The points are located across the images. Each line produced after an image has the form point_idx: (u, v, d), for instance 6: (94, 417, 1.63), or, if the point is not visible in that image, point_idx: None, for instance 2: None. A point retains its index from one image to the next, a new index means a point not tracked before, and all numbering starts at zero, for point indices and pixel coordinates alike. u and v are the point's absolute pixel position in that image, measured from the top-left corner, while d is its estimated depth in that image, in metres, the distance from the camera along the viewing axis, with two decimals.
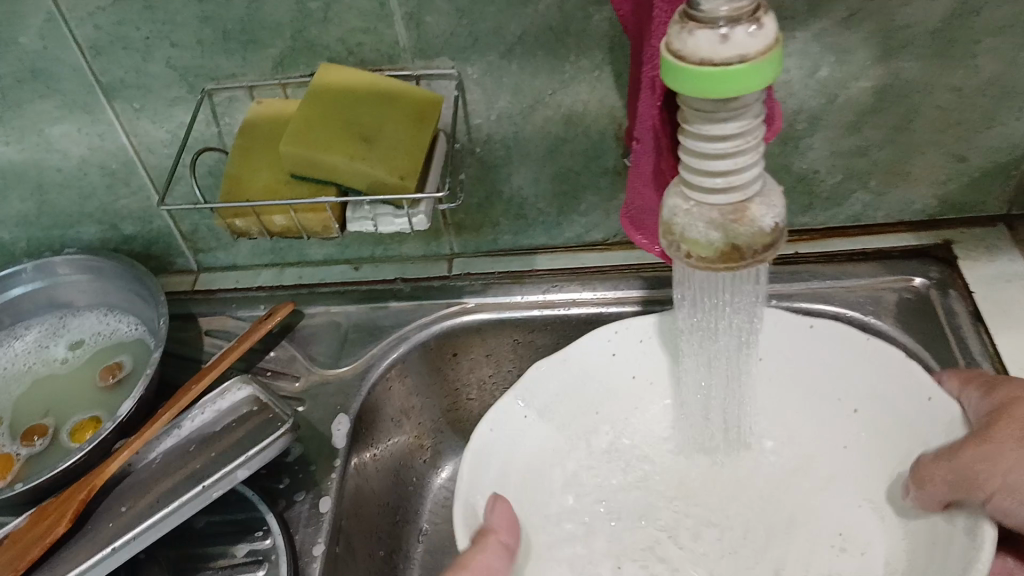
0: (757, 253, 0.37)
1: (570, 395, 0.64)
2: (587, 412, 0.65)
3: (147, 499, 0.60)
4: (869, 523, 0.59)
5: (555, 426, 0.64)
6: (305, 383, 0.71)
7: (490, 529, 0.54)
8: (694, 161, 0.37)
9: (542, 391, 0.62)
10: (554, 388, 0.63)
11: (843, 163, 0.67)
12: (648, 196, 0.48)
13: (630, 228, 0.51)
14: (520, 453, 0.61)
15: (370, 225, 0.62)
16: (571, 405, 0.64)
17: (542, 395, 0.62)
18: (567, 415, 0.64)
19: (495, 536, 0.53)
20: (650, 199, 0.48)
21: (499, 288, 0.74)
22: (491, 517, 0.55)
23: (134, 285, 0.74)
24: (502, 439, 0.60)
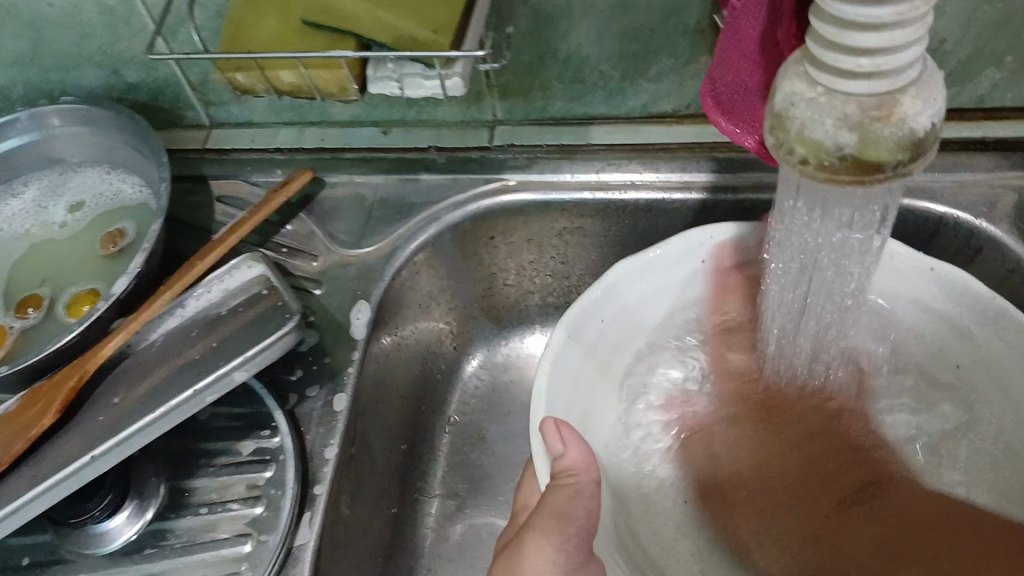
0: (900, 166, 0.28)
1: (619, 324, 0.57)
2: (627, 344, 0.59)
3: (140, 390, 0.54)
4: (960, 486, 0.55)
5: (602, 364, 0.57)
6: (324, 264, 0.63)
7: (572, 468, 0.48)
8: (833, 34, 0.26)
9: (589, 329, 0.55)
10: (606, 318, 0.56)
11: (978, 35, 0.53)
12: (747, 73, 0.38)
13: (716, 112, 0.40)
14: (577, 397, 0.55)
15: (395, 86, 0.54)
16: (620, 334, 0.58)
17: (593, 327, 0.55)
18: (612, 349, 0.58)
19: (586, 477, 0.48)
20: (749, 74, 0.38)
21: (547, 164, 0.64)
22: (565, 452, 0.48)
23: (136, 142, 0.65)
24: (560, 383, 0.53)
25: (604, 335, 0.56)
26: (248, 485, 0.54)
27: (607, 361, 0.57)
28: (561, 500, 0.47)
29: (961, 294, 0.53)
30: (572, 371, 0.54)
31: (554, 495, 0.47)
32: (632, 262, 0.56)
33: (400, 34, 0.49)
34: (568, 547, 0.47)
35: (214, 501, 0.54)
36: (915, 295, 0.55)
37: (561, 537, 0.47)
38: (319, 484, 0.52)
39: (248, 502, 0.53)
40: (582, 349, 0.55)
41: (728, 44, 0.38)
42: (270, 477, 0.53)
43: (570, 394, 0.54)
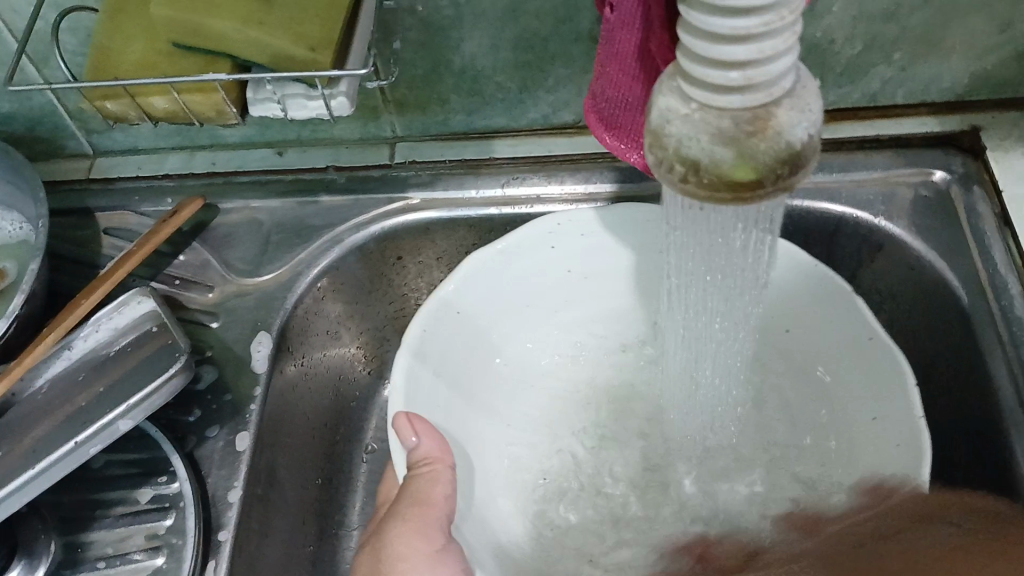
0: (779, 180, 0.27)
1: (467, 334, 0.56)
2: (487, 352, 0.58)
3: (22, 444, 0.51)
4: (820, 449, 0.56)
5: (457, 380, 0.55)
6: (221, 295, 0.60)
7: (429, 458, 0.47)
8: (702, 47, 0.25)
9: (443, 341, 0.54)
10: (451, 332, 0.54)
11: (864, 32, 0.54)
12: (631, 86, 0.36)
13: (600, 128, 0.38)
14: (439, 414, 0.52)
15: (276, 108, 0.51)
16: (471, 344, 0.56)
17: (440, 342, 0.54)
18: (470, 359, 0.56)
19: (443, 464, 0.47)
20: (632, 88, 0.36)
21: (451, 180, 0.63)
22: (420, 444, 0.47)
23: (11, 176, 0.61)
24: (423, 402, 0.51)
25: (451, 350, 0.55)
26: (147, 535, 0.51)
27: (465, 373, 0.56)
28: (425, 488, 0.46)
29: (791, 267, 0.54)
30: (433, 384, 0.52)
31: (413, 486, 0.46)
32: (479, 260, 0.55)
33: (277, 54, 0.47)
34: (433, 535, 0.45)
35: (112, 553, 0.51)
36: None
37: (425, 523, 0.45)
38: (223, 529, 0.50)
39: (148, 553, 0.51)
40: (438, 364, 0.53)
41: (606, 57, 0.37)
42: (170, 526, 0.51)
43: (434, 412, 0.52)
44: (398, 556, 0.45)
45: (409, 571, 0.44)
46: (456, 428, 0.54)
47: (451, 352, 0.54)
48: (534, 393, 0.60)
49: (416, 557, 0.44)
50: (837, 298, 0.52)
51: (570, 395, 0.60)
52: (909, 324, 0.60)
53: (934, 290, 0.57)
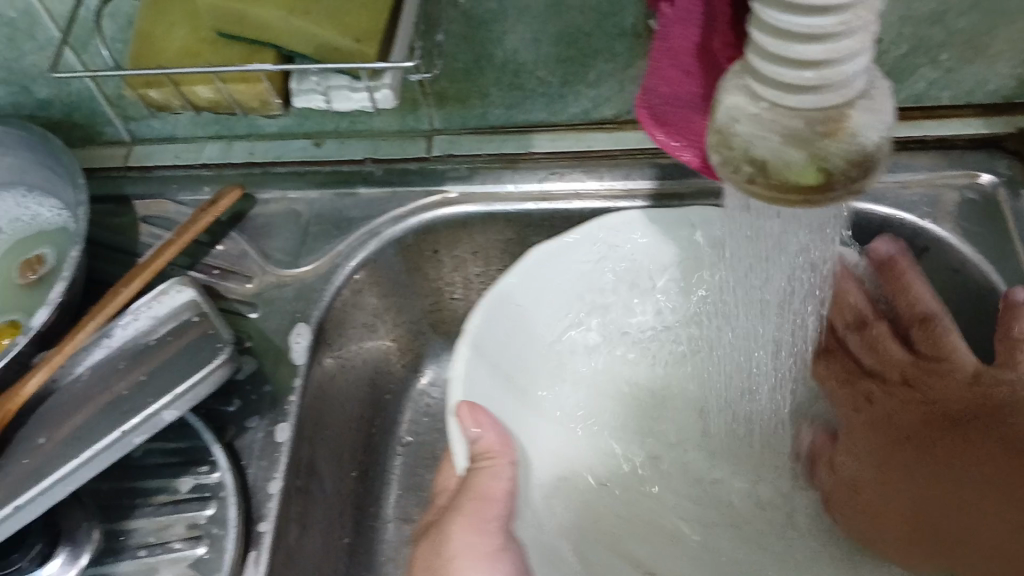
0: (849, 184, 0.27)
1: (518, 330, 0.54)
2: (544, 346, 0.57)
3: (64, 430, 0.51)
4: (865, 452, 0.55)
5: (512, 373, 0.54)
6: (259, 285, 0.60)
7: (489, 453, 0.47)
8: (773, 44, 0.25)
9: (499, 336, 0.53)
10: (504, 327, 0.53)
11: (913, 32, 0.53)
12: (681, 83, 0.36)
13: (651, 123, 0.38)
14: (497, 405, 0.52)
15: (320, 98, 0.52)
16: (523, 337, 0.55)
17: (495, 339, 0.52)
18: (526, 353, 0.55)
19: (505, 460, 0.48)
20: (683, 85, 0.36)
21: (489, 174, 0.62)
22: (481, 435, 0.48)
23: (50, 163, 0.62)
24: (482, 395, 0.51)
25: (504, 347, 0.53)
26: (189, 524, 0.51)
27: (518, 365, 0.55)
28: (479, 480, 0.46)
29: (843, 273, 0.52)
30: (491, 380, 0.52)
31: (473, 479, 0.47)
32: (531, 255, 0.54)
33: (323, 45, 0.46)
34: (491, 530, 0.46)
35: (153, 543, 0.51)
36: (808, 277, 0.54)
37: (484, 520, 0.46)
38: (263, 520, 0.51)
39: (189, 543, 0.51)
40: (494, 358, 0.52)
41: (660, 53, 0.37)
42: (211, 516, 0.51)
43: (492, 403, 0.52)
44: (455, 554, 0.46)
45: (463, 568, 0.46)
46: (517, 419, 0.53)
47: (503, 350, 0.53)
48: (590, 387, 0.59)
49: (477, 554, 0.45)
50: None
51: (624, 387, 0.60)
52: None
53: (979, 297, 0.56)
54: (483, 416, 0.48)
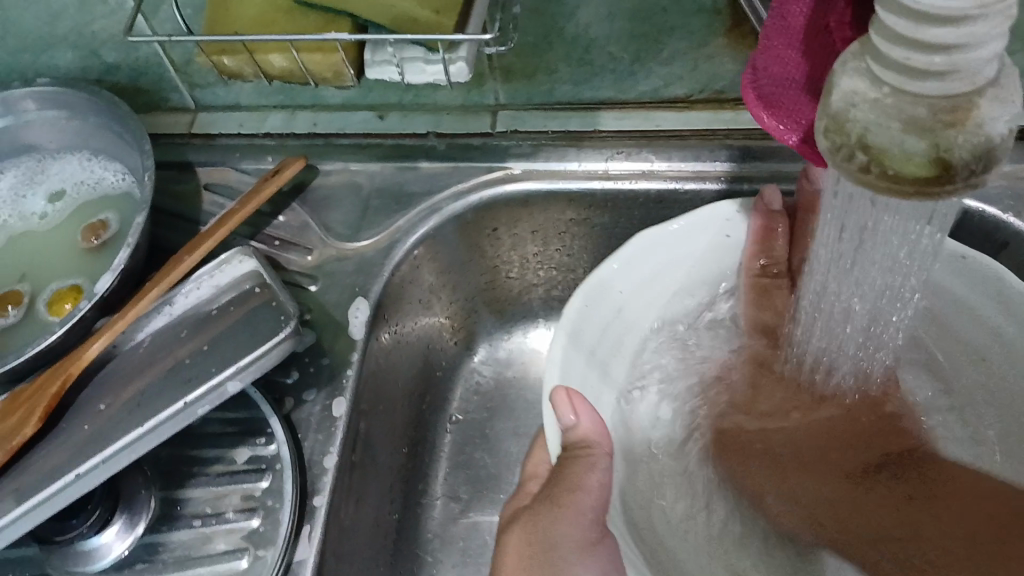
0: (971, 176, 0.24)
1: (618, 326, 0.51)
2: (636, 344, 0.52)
3: (126, 395, 0.51)
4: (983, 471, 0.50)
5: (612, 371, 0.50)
6: (319, 258, 0.60)
7: (584, 442, 0.45)
8: (904, 26, 0.23)
9: (600, 329, 0.49)
10: (604, 321, 0.50)
11: None
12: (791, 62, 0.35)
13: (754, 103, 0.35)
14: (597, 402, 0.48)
15: (394, 71, 0.50)
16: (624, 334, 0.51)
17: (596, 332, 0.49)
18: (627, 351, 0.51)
19: (599, 451, 0.45)
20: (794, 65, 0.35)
21: (552, 151, 0.61)
22: (577, 423, 0.45)
23: (117, 127, 0.61)
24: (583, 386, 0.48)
25: (605, 341, 0.50)
26: (243, 495, 0.52)
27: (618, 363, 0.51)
28: (576, 471, 0.44)
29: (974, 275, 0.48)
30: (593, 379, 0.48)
31: (568, 469, 0.44)
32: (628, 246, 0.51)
33: (401, 15, 0.46)
34: (589, 522, 0.44)
35: (209, 513, 0.52)
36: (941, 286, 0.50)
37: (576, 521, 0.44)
38: (318, 494, 0.50)
39: (244, 514, 0.51)
40: (594, 351, 0.49)
41: (772, 32, 0.35)
42: (267, 487, 0.51)
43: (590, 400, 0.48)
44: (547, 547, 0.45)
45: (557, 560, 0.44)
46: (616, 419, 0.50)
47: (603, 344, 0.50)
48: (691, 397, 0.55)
49: (569, 547, 0.44)
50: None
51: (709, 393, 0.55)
52: None
53: None
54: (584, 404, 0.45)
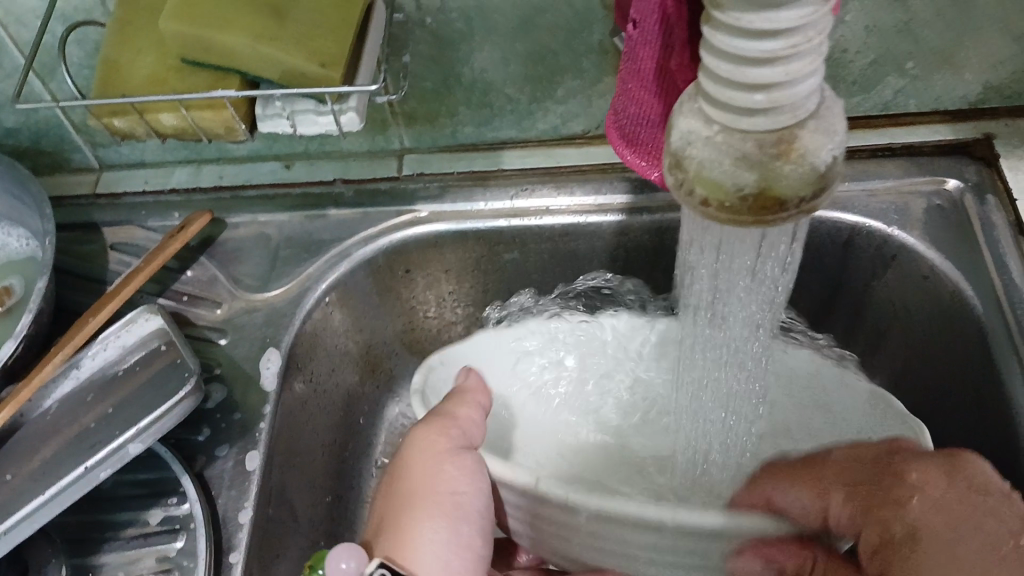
0: (802, 204, 0.27)
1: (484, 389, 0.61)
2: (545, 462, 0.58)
3: (33, 465, 0.50)
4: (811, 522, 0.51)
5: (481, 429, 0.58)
6: (229, 311, 0.60)
7: (467, 391, 0.55)
8: (727, 70, 0.25)
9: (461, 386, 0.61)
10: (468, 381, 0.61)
11: (880, 42, 0.54)
12: (650, 104, 0.38)
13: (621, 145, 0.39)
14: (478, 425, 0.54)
15: (286, 124, 0.51)
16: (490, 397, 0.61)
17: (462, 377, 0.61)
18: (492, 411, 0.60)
19: (475, 398, 0.55)
20: (652, 106, 0.38)
21: (459, 192, 0.62)
22: (467, 382, 0.57)
23: (17, 192, 0.61)
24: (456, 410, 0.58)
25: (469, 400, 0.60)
26: (159, 557, 0.51)
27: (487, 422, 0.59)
28: (453, 408, 0.53)
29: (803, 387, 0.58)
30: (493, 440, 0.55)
31: (446, 406, 0.53)
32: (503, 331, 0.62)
33: (289, 70, 0.46)
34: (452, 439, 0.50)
35: None
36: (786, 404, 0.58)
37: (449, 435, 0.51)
38: (234, 551, 0.50)
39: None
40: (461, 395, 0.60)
41: (629, 75, 0.37)
42: (181, 548, 0.51)
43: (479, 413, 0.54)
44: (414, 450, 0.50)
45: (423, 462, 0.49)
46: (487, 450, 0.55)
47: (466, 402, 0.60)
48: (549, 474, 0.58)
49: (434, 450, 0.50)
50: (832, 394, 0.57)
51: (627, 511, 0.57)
52: (919, 337, 0.59)
53: (949, 304, 0.56)
54: (483, 392, 0.56)
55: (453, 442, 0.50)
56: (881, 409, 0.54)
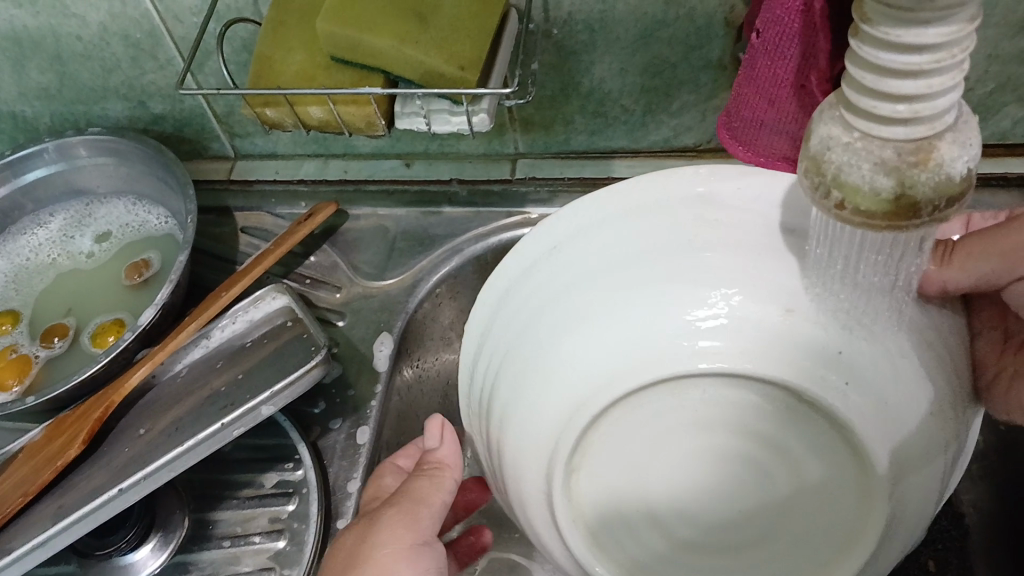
0: (936, 211, 0.29)
1: (582, 228, 0.48)
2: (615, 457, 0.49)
3: (166, 421, 0.54)
4: (891, 388, 0.43)
5: (571, 226, 0.48)
6: (347, 295, 0.64)
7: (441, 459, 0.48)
8: (870, 81, 0.26)
9: (577, 231, 0.48)
10: (568, 224, 0.48)
11: (1000, 69, 0.54)
12: (762, 109, 0.41)
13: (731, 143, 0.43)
14: (584, 225, 0.48)
15: (421, 122, 0.55)
16: (580, 233, 0.48)
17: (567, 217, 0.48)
18: (578, 251, 0.48)
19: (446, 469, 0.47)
20: (763, 110, 0.41)
21: (568, 197, 0.65)
22: (437, 449, 0.48)
23: (161, 174, 0.66)
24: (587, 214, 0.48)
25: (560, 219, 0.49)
26: (271, 518, 0.55)
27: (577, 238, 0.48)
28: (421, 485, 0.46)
29: (786, 474, 0.48)
30: (563, 389, 0.47)
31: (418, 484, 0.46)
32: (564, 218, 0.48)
33: (430, 71, 0.49)
34: (420, 535, 0.44)
35: (237, 533, 0.55)
36: (742, 471, 0.48)
37: (414, 521, 0.44)
38: (341, 518, 0.53)
39: (270, 536, 0.54)
40: (581, 223, 0.48)
41: (744, 79, 0.40)
42: (293, 511, 0.54)
43: (607, 224, 0.48)
44: (378, 542, 0.43)
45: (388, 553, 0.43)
46: (599, 236, 0.48)
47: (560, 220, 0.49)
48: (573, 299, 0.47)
49: (397, 545, 0.43)
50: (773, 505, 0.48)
51: (845, 492, 0.46)
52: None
53: None
54: (453, 461, 0.48)
55: (419, 536, 0.44)
56: (778, 493, 0.48)
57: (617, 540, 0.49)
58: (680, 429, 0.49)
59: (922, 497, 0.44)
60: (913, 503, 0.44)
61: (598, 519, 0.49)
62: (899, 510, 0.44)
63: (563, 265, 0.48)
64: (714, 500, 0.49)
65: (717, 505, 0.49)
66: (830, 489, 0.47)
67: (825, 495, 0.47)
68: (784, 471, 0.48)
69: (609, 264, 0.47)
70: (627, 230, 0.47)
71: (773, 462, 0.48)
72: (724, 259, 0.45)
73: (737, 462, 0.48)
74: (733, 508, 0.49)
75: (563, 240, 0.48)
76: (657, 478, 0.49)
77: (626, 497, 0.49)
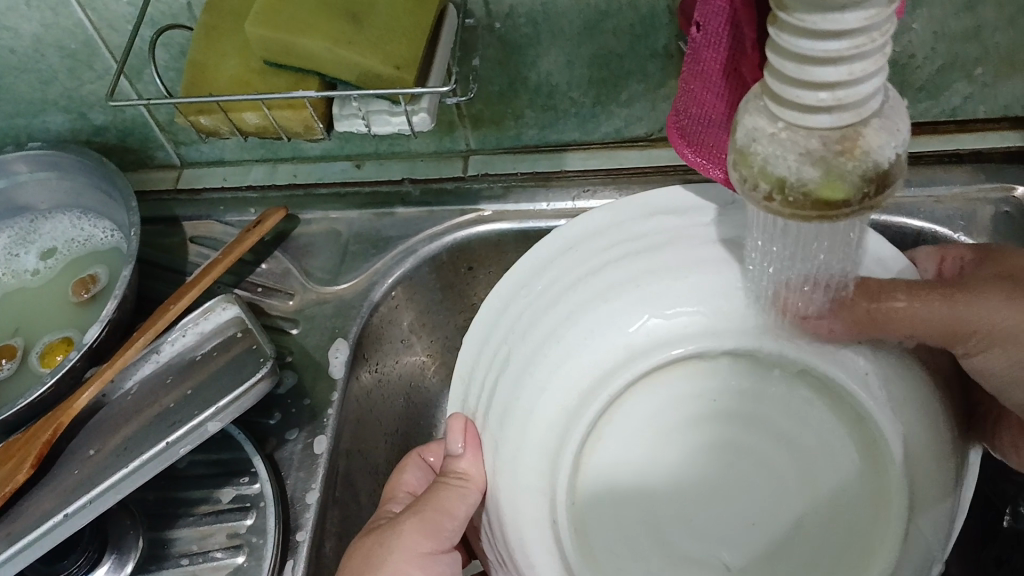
0: (865, 200, 0.29)
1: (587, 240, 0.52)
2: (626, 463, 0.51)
3: (116, 441, 0.53)
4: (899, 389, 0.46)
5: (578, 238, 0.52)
6: (300, 302, 0.63)
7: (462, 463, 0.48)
8: (791, 68, 0.26)
9: (583, 242, 0.52)
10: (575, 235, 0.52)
11: (948, 47, 0.53)
12: (712, 105, 0.39)
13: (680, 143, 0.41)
14: (588, 238, 0.52)
15: (360, 124, 0.54)
16: (585, 243, 0.52)
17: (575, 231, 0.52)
18: (589, 259, 0.51)
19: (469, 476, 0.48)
20: (713, 107, 0.39)
21: (522, 192, 0.63)
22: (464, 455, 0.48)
23: (105, 185, 0.64)
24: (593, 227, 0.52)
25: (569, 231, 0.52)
26: (230, 533, 0.54)
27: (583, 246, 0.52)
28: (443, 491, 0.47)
29: (792, 482, 0.50)
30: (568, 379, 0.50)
31: (439, 488, 0.47)
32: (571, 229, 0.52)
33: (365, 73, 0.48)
34: (438, 542, 0.46)
35: (195, 551, 0.54)
36: (754, 479, 0.50)
37: (435, 528, 0.46)
38: (301, 530, 0.53)
39: (230, 551, 0.53)
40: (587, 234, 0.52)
41: (689, 76, 0.40)
42: (251, 525, 0.53)
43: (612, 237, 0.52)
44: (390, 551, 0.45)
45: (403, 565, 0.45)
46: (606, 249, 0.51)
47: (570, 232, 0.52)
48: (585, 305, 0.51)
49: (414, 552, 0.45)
50: (782, 512, 0.49)
51: (849, 495, 0.48)
52: None
53: None
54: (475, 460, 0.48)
55: (436, 544, 0.46)
56: (786, 501, 0.49)
57: (607, 542, 0.49)
58: (690, 424, 0.51)
59: (933, 490, 0.45)
60: (929, 527, 0.45)
61: (602, 525, 0.49)
62: (918, 530, 0.45)
63: (564, 267, 0.51)
64: (719, 504, 0.50)
65: (728, 513, 0.50)
66: (840, 496, 0.48)
67: (837, 508, 0.48)
68: (792, 477, 0.50)
69: (613, 270, 0.51)
70: (635, 237, 0.51)
71: (781, 469, 0.50)
72: (710, 277, 0.50)
73: (749, 473, 0.50)
74: (746, 519, 0.49)
75: (570, 245, 0.52)
76: (666, 479, 0.51)
77: (630, 504, 0.50)
